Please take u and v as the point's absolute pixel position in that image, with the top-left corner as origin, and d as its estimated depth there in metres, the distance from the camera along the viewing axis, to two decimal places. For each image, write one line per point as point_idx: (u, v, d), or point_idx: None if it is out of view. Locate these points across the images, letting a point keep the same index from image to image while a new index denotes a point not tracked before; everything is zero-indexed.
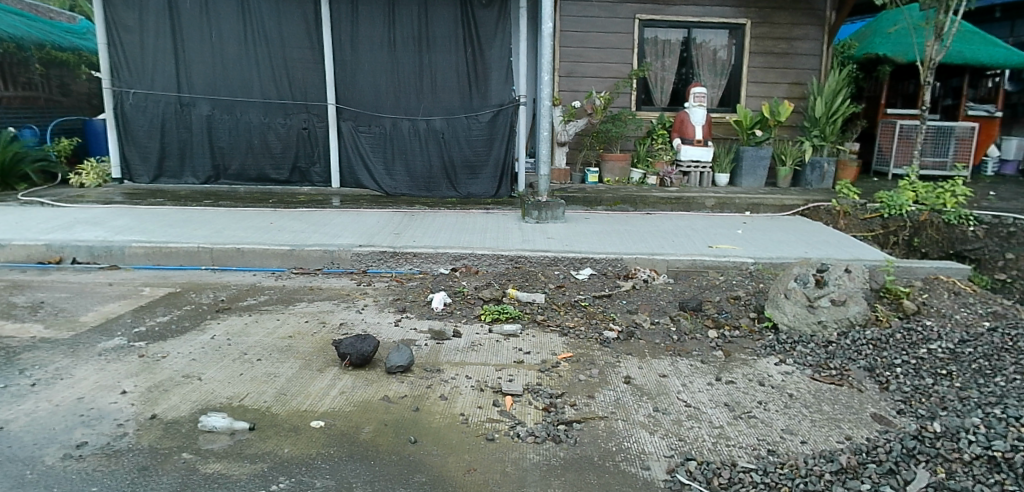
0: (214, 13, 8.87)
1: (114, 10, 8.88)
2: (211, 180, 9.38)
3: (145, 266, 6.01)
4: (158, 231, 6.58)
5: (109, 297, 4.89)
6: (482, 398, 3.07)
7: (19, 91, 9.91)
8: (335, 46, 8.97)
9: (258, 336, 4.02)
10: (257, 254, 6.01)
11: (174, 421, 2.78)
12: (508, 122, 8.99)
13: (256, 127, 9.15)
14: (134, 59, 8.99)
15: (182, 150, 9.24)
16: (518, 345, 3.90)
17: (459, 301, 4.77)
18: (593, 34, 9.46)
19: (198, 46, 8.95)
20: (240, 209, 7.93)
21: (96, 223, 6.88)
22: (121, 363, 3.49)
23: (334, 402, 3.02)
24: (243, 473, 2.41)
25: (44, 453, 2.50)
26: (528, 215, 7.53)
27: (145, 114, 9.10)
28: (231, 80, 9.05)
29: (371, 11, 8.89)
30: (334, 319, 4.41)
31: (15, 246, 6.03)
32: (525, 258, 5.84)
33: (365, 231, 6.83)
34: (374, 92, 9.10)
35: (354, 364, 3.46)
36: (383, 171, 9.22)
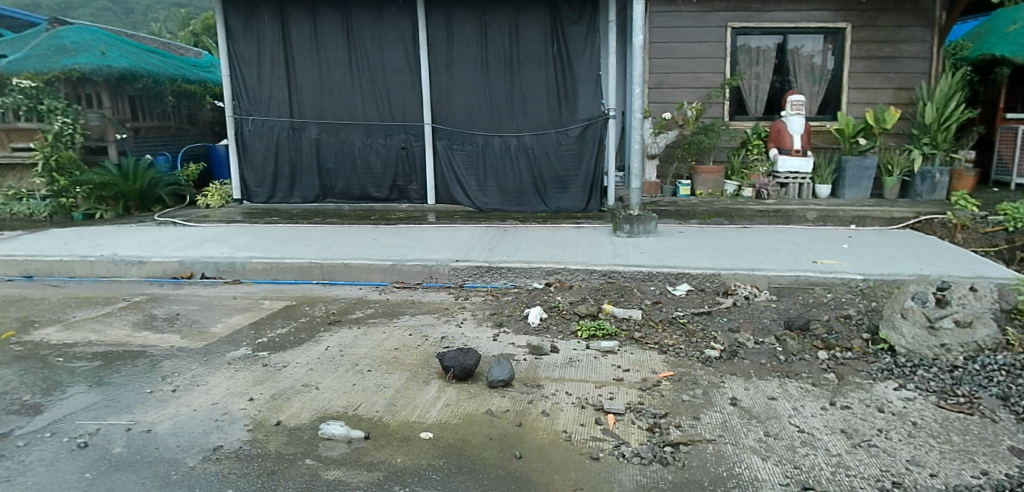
0: (322, 42, 9.45)
1: (235, 43, 9.61)
2: (318, 199, 9.92)
3: (263, 280, 6.45)
4: (273, 247, 7.04)
5: (234, 309, 5.29)
6: (584, 416, 3.07)
7: (156, 121, 11.06)
8: (431, 68, 9.32)
9: (367, 348, 4.23)
10: (362, 269, 6.31)
11: (297, 428, 2.97)
12: (597, 137, 9.00)
13: (359, 148, 9.62)
14: (252, 88, 9.68)
15: (293, 172, 9.83)
16: (617, 362, 3.88)
17: (555, 316, 4.81)
18: (683, 44, 9.32)
19: (309, 74, 9.55)
20: (344, 226, 8.34)
21: (220, 240, 7.46)
22: (248, 371, 3.78)
23: (441, 414, 3.12)
24: (362, 480, 2.52)
25: (186, 455, 2.73)
26: (619, 229, 7.47)
27: (261, 138, 9.76)
28: (336, 104, 9.58)
29: (465, 33, 9.18)
30: (435, 334, 4.54)
31: (153, 262, 6.62)
32: (618, 272, 5.81)
33: (461, 246, 7.01)
34: (468, 111, 9.37)
35: (457, 377, 3.56)
36: (476, 187, 9.42)
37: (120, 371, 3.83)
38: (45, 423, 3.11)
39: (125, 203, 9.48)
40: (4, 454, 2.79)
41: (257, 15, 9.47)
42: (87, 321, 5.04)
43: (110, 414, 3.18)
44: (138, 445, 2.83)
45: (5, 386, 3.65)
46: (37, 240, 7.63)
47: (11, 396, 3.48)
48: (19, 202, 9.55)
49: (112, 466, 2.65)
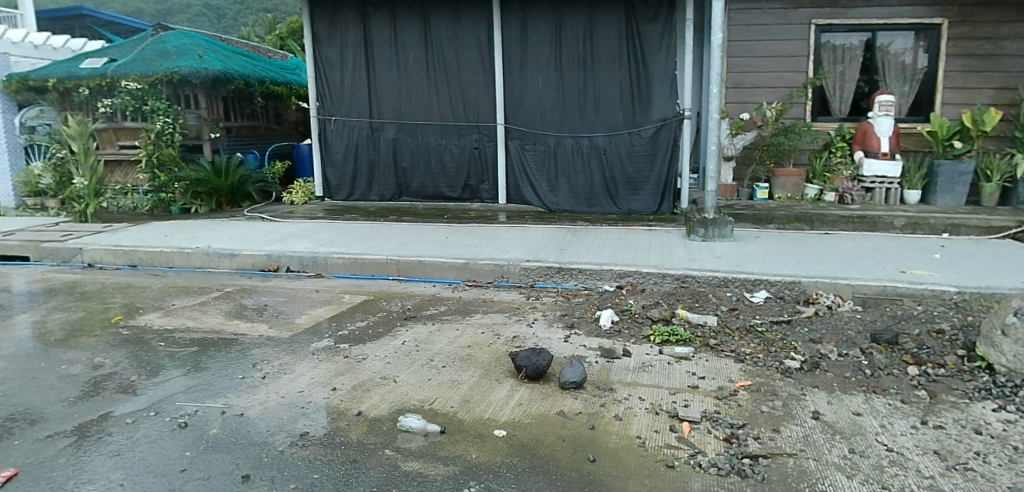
0: (401, 44, 9.71)
1: (321, 47, 10.00)
2: (394, 197, 10.19)
3: (343, 275, 6.70)
4: (352, 243, 7.31)
5: (317, 302, 5.53)
6: (658, 422, 3.04)
7: (245, 121, 11.67)
8: (505, 68, 9.41)
9: (442, 344, 4.33)
10: (436, 266, 6.45)
11: (377, 419, 3.09)
12: (671, 137, 8.85)
13: (434, 148, 9.82)
14: (335, 89, 10.05)
15: (371, 171, 10.13)
16: (692, 369, 3.82)
17: (627, 319, 4.77)
18: (763, 42, 9.02)
19: (388, 75, 9.83)
20: (419, 224, 8.55)
21: (304, 235, 7.80)
22: (330, 362, 3.96)
23: (514, 413, 3.15)
24: (439, 474, 2.56)
25: (275, 439, 2.88)
26: (693, 233, 7.34)
27: (343, 138, 10.12)
28: (413, 104, 9.82)
29: (539, 33, 9.22)
30: (507, 333, 4.60)
31: (244, 255, 6.99)
32: (692, 277, 5.71)
33: (532, 246, 7.07)
34: (541, 111, 9.40)
35: (530, 377, 3.59)
36: (547, 187, 9.43)
37: (214, 357, 4.08)
38: (150, 403, 3.35)
39: (217, 198, 10.13)
40: (116, 429, 3.03)
41: (341, 19, 9.83)
42: (185, 309, 5.39)
43: (207, 397, 3.39)
44: (233, 428, 3.01)
45: (116, 366, 3.96)
46: (141, 232, 8.20)
47: (121, 376, 3.77)
48: (123, 196, 10.33)
49: (209, 446, 2.83)
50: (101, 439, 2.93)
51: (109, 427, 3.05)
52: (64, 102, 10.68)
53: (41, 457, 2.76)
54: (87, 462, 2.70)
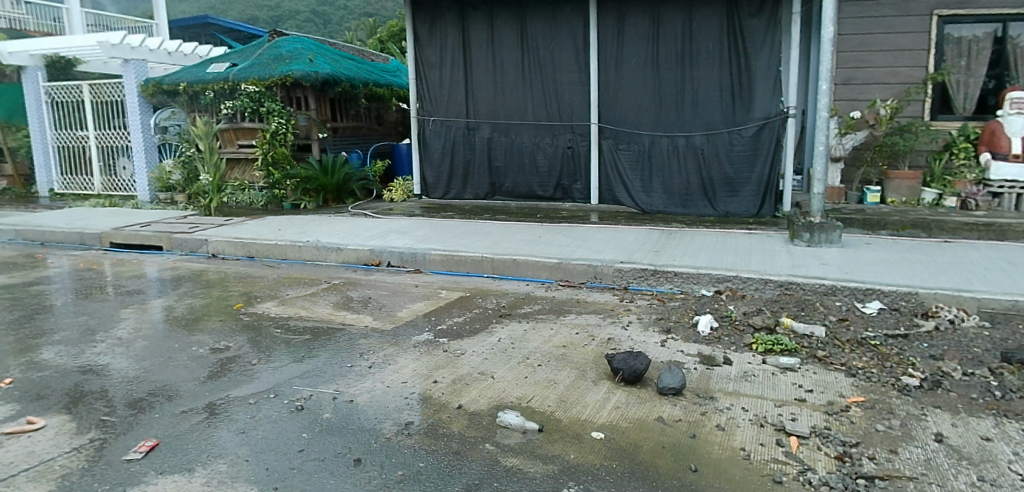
0: (498, 44, 9.86)
1: (422, 49, 10.32)
2: (488, 196, 10.35)
3: (440, 270, 6.90)
4: (449, 240, 7.52)
5: (417, 297, 5.75)
6: (763, 435, 2.94)
7: (349, 122, 12.30)
8: (600, 67, 9.35)
9: (537, 342, 4.37)
10: (530, 265, 6.51)
11: (477, 414, 3.16)
12: (774, 137, 8.50)
13: (528, 147, 9.91)
14: (434, 90, 10.34)
15: (466, 170, 10.34)
16: (799, 382, 3.66)
17: (727, 326, 4.63)
18: (878, 35, 8.47)
19: (484, 75, 10.00)
20: (513, 223, 8.65)
21: (404, 232, 8.09)
22: (432, 355, 4.11)
23: (611, 416, 3.12)
24: (539, 472, 2.58)
25: (383, 428, 3.01)
26: (798, 237, 7.00)
27: (440, 137, 10.40)
28: (508, 104, 9.95)
29: (636, 31, 9.11)
30: (602, 334, 4.57)
31: (348, 250, 7.34)
32: (797, 284, 5.46)
33: (626, 248, 6.99)
34: (636, 110, 9.27)
35: (626, 380, 3.55)
36: (640, 188, 9.27)
37: (324, 346, 4.33)
38: (270, 386, 3.60)
39: (324, 195, 10.66)
40: (241, 408, 3.28)
41: (441, 21, 10.10)
42: (297, 299, 5.74)
43: (319, 384, 3.62)
44: (344, 414, 3.19)
45: (239, 350, 4.28)
46: (257, 226, 8.76)
47: (243, 359, 4.08)
48: (241, 191, 11.10)
49: (324, 430, 3.01)
50: (228, 416, 3.18)
51: (234, 406, 3.30)
52: (192, 104, 11.57)
53: (178, 430, 3.02)
54: (217, 437, 2.93)
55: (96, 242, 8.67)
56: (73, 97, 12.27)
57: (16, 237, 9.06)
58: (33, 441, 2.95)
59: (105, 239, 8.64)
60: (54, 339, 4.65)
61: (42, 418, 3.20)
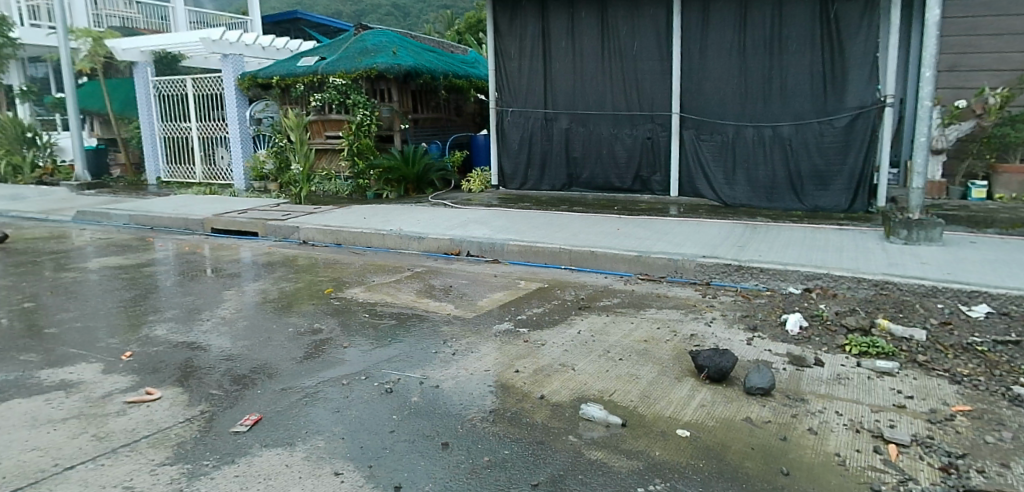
0: (579, 33, 9.80)
1: (502, 40, 10.37)
2: (565, 188, 10.33)
3: (518, 261, 6.96)
4: (528, 231, 7.57)
5: (496, 287, 5.84)
6: (859, 442, 2.82)
7: (430, 113, 12.57)
8: (683, 55, 9.14)
9: (618, 336, 4.34)
10: (609, 258, 6.47)
11: (559, 405, 3.18)
12: (869, 127, 8.07)
13: (606, 138, 9.81)
14: (513, 81, 10.39)
15: (544, 161, 10.35)
16: (897, 387, 3.49)
17: (818, 326, 4.46)
18: (987, 18, 7.88)
19: (564, 65, 9.96)
20: (591, 215, 8.60)
21: (483, 222, 8.20)
22: (513, 345, 4.16)
23: (697, 414, 3.07)
24: (624, 467, 2.58)
25: (468, 414, 3.09)
26: (894, 235, 6.62)
27: (518, 128, 10.44)
28: (587, 94, 9.88)
29: (722, 18, 8.84)
30: (684, 330, 4.50)
31: (430, 239, 7.53)
32: (893, 284, 5.18)
33: (708, 242, 6.82)
34: (720, 100, 9.00)
35: (711, 378, 3.48)
36: (722, 180, 9.01)
37: (409, 333, 4.48)
38: (360, 369, 3.76)
39: (405, 185, 10.97)
40: (335, 389, 3.46)
41: (521, 11, 10.13)
42: (382, 286, 5.94)
43: (406, 368, 3.77)
44: (430, 398, 3.31)
45: (330, 333, 4.49)
46: (344, 214, 9.09)
47: (335, 342, 4.28)
48: (327, 181, 11.56)
49: (412, 413, 3.12)
50: (324, 396, 3.36)
51: (329, 388, 3.47)
52: (284, 97, 12.12)
53: (279, 407, 3.22)
54: (315, 415, 3.10)
55: (198, 228, 9.25)
56: (178, 90, 13.10)
57: (129, 221, 9.78)
58: (151, 410, 3.21)
59: (207, 225, 9.21)
60: (165, 317, 5.01)
61: (159, 390, 3.47)
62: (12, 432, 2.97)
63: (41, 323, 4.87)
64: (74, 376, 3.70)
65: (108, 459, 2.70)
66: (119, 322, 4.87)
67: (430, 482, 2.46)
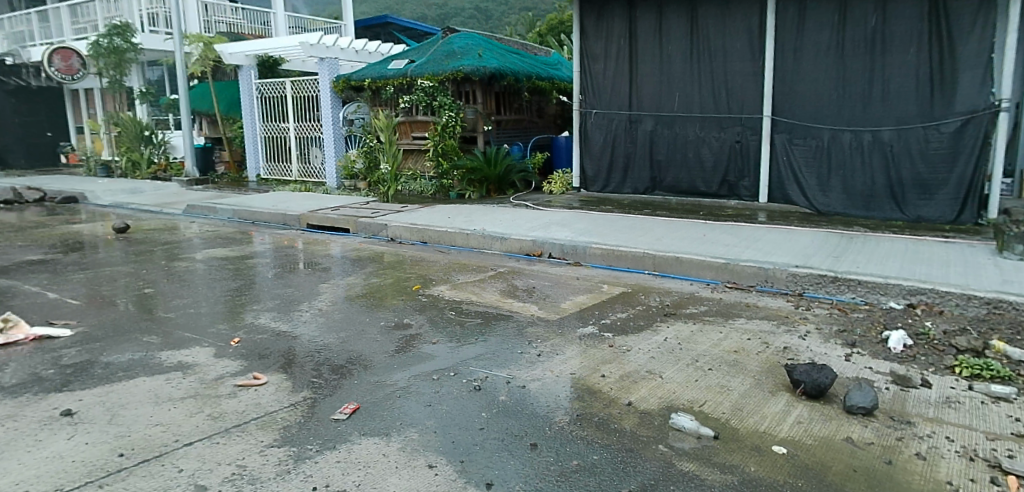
0: (666, 34, 9.64)
1: (587, 41, 10.34)
2: (648, 191, 10.18)
3: (600, 265, 6.94)
4: (611, 235, 7.53)
5: (578, 290, 5.84)
6: (973, 471, 2.64)
7: (512, 115, 12.71)
8: (777, 56, 8.83)
9: (706, 345, 4.24)
10: (695, 265, 6.33)
11: (647, 413, 3.15)
12: (980, 133, 7.52)
13: (693, 141, 9.60)
14: (598, 82, 10.33)
15: (627, 164, 10.24)
16: (1015, 415, 3.24)
17: (923, 345, 4.21)
18: None
19: (650, 67, 9.83)
20: (676, 219, 8.44)
21: (565, 224, 8.22)
22: (598, 349, 4.15)
23: (793, 431, 2.97)
24: (717, 480, 2.53)
25: (555, 416, 3.12)
26: (1009, 250, 6.13)
27: (602, 130, 10.39)
28: (674, 96, 9.70)
29: (820, 18, 8.48)
30: (776, 342, 4.35)
31: (513, 240, 7.61)
32: (1008, 302, 4.81)
33: (800, 251, 6.56)
34: (815, 102, 8.63)
35: (808, 394, 3.35)
36: (816, 187, 8.62)
37: (494, 332, 4.56)
38: (450, 366, 3.88)
39: (487, 186, 11.14)
40: (426, 384, 3.57)
41: (608, 12, 10.07)
42: (468, 284, 6.07)
43: (493, 367, 3.84)
44: (517, 397, 3.37)
45: (419, 329, 4.64)
46: (429, 213, 9.33)
47: (424, 338, 4.41)
48: (413, 180, 11.89)
49: (500, 412, 3.18)
50: (416, 390, 3.49)
51: (420, 383, 3.60)
52: (374, 99, 12.57)
53: (374, 398, 3.37)
54: (408, 409, 3.23)
55: (295, 223, 9.74)
56: (278, 92, 13.81)
57: (233, 216, 10.42)
58: (259, 394, 3.42)
59: (302, 221, 9.68)
60: (267, 307, 5.32)
61: (265, 375, 3.70)
62: (139, 407, 3.25)
63: (159, 308, 5.28)
64: (190, 358, 3.99)
65: (222, 437, 2.92)
66: (226, 309, 5.20)
67: (520, 481, 2.51)
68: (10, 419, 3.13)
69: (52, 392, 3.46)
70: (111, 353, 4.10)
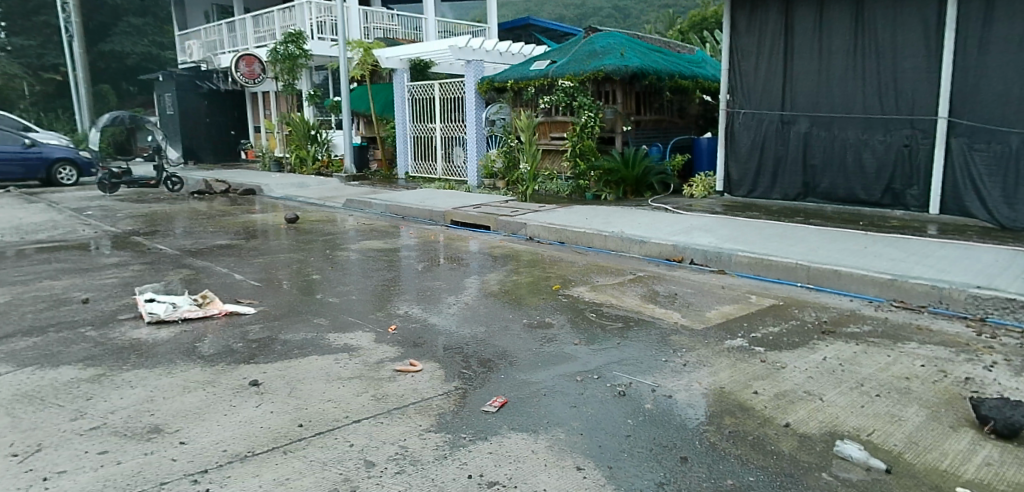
0: (828, 29, 9.01)
1: (739, 38, 9.93)
2: (799, 197, 9.57)
3: (746, 274, 6.63)
4: (758, 242, 7.18)
5: (724, 299, 5.63)
6: None
7: (652, 115, 12.50)
8: (957, 51, 7.95)
9: (872, 369, 3.92)
10: (855, 279, 5.87)
11: (808, 437, 2.98)
12: None
13: (853, 144, 8.89)
14: (749, 80, 9.88)
15: (777, 168, 9.69)
16: None
17: None
18: None
19: (807, 64, 9.23)
20: (832, 229, 7.86)
21: (708, 229, 7.94)
22: (749, 364, 3.98)
23: (981, 474, 2.66)
24: None
25: (705, 430, 3.03)
26: None
27: (751, 132, 9.92)
28: (834, 95, 9.04)
29: (1013, 8, 7.48)
30: (956, 371, 3.92)
31: (653, 243, 7.48)
32: None
33: (981, 270, 5.85)
34: (1002, 103, 7.66)
35: (998, 434, 2.99)
36: (1001, 199, 7.58)
37: (637, 337, 4.51)
38: (594, 367, 3.91)
39: (624, 188, 11.03)
40: (571, 385, 3.61)
41: (763, 8, 9.60)
42: (607, 287, 6.05)
43: (637, 373, 3.81)
44: (664, 407, 3.31)
45: (561, 329, 4.69)
46: (567, 214, 9.39)
47: (565, 339, 4.46)
48: (550, 180, 12.00)
49: (647, 420, 3.16)
50: (561, 390, 3.53)
51: (567, 383, 3.65)
52: (516, 100, 12.88)
53: (522, 394, 3.47)
54: (555, 408, 3.29)
55: (440, 219, 10.20)
56: (428, 94, 14.52)
57: (385, 211, 11.12)
58: (415, 380, 3.65)
59: (447, 217, 10.11)
60: (418, 298, 5.61)
61: (420, 363, 3.92)
62: (314, 383, 3.58)
63: (324, 293, 5.76)
64: (354, 341, 4.32)
65: (386, 418, 3.15)
66: (381, 298, 5.56)
67: None
68: (209, 384, 3.57)
69: (242, 363, 3.90)
70: (288, 331, 4.54)
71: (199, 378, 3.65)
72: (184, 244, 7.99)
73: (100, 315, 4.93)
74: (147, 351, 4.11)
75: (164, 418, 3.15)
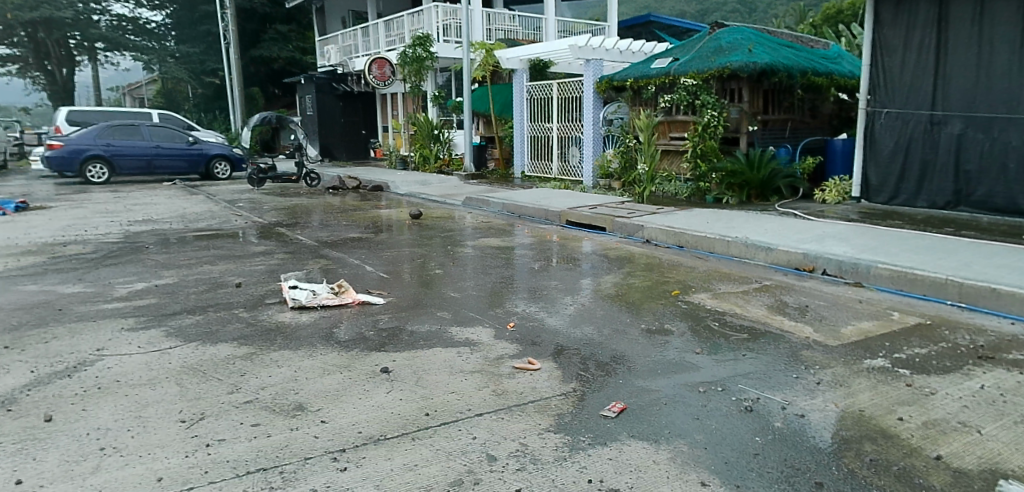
0: (991, 20, 8.13)
1: (884, 32, 9.20)
2: (949, 206, 8.72)
3: (887, 288, 6.14)
4: (901, 254, 6.63)
5: (862, 315, 5.24)
6: None
7: (782, 115, 11.88)
8: None
9: None
10: (1016, 300, 5.26)
11: (964, 473, 2.72)
12: None
13: (1017, 148, 7.97)
14: (893, 77, 9.13)
15: (924, 173, 8.90)
16: None
17: None
18: None
19: (963, 59, 8.39)
20: (989, 242, 7.10)
21: (843, 238, 7.43)
22: (892, 387, 3.69)
23: None
24: None
25: (841, 456, 2.85)
26: None
27: (893, 133, 9.17)
28: (994, 93, 8.16)
29: None
30: None
31: (781, 251, 7.11)
32: None
33: None
34: None
35: None
36: None
37: (764, 350, 4.32)
38: (717, 379, 3.78)
39: (748, 191, 10.53)
40: (693, 396, 3.52)
41: None
42: (730, 295, 5.82)
43: (765, 388, 3.64)
44: (796, 427, 3.14)
45: (681, 336, 4.58)
46: (687, 217, 9.13)
47: (686, 347, 4.35)
48: (668, 181, 11.72)
49: (778, 439, 3.01)
50: (682, 400, 3.45)
51: (689, 393, 3.56)
52: (635, 99, 12.71)
53: (642, 401, 3.43)
54: (677, 418, 3.22)
55: (556, 218, 10.23)
56: (546, 94, 14.60)
57: (502, 209, 11.34)
58: (534, 379, 3.70)
59: (562, 217, 10.13)
60: (535, 297, 5.68)
61: (538, 362, 3.96)
62: (439, 375, 3.73)
63: (446, 287, 5.98)
64: (475, 336, 4.45)
65: (508, 414, 3.23)
66: (500, 295, 5.69)
67: None
68: (346, 369, 3.81)
69: (374, 350, 4.13)
70: (415, 322, 4.76)
71: (336, 362, 3.91)
72: (320, 236, 8.57)
73: (251, 299, 5.40)
74: (291, 334, 4.45)
75: (306, 398, 3.41)
